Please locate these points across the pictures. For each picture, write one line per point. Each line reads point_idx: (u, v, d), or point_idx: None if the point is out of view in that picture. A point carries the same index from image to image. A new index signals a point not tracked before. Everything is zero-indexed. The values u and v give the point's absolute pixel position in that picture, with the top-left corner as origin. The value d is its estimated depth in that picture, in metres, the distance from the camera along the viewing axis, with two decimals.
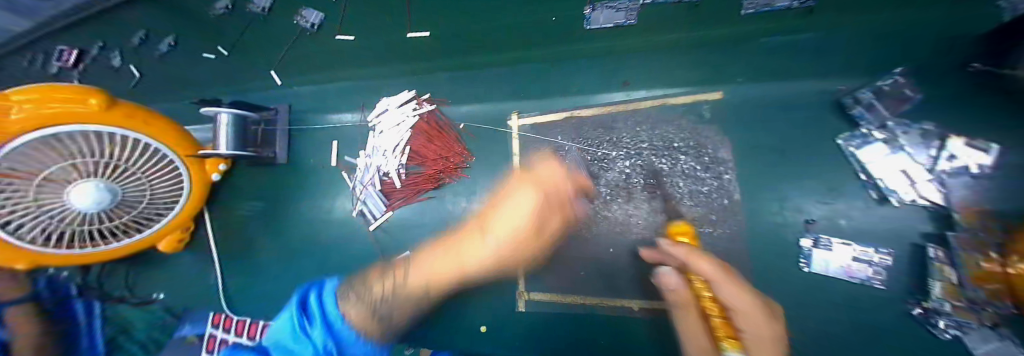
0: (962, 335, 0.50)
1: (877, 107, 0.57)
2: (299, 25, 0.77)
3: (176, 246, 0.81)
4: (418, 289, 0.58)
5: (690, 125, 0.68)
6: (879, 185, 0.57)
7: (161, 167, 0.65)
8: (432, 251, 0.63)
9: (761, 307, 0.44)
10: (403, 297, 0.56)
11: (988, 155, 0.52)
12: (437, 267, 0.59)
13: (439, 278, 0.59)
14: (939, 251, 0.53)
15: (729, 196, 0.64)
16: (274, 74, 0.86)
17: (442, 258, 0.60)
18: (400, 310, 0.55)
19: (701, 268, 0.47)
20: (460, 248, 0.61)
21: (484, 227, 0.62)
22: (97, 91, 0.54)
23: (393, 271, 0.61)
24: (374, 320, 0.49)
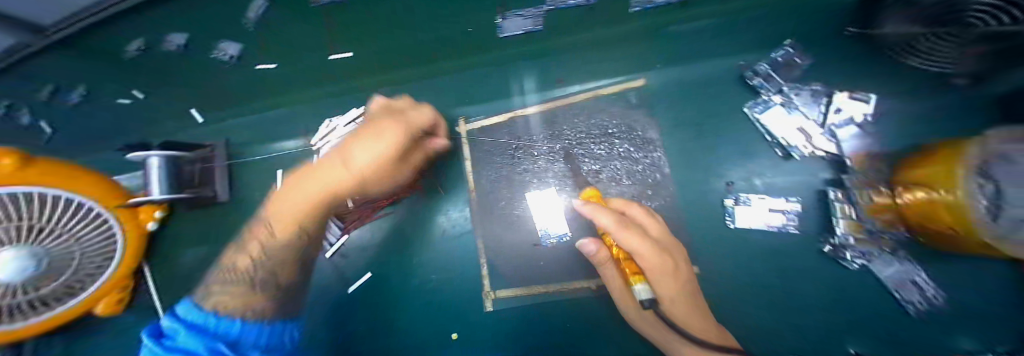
0: (867, 262, 0.58)
1: (773, 78, 0.66)
2: (219, 58, 0.67)
3: (116, 307, 0.75)
4: (281, 240, 0.59)
5: (620, 111, 0.74)
6: (784, 143, 0.65)
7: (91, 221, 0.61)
8: (289, 193, 0.60)
9: (656, 251, 0.54)
10: (275, 251, 0.59)
11: (870, 104, 0.63)
12: (289, 209, 0.58)
13: (300, 218, 0.58)
14: (838, 192, 0.61)
15: (660, 170, 0.70)
16: (195, 111, 0.82)
17: (297, 200, 0.57)
18: (279, 270, 0.60)
19: (602, 221, 0.54)
20: (303, 187, 0.57)
21: (330, 157, 0.59)
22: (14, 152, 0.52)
23: (261, 231, 0.61)
24: (253, 294, 0.55)
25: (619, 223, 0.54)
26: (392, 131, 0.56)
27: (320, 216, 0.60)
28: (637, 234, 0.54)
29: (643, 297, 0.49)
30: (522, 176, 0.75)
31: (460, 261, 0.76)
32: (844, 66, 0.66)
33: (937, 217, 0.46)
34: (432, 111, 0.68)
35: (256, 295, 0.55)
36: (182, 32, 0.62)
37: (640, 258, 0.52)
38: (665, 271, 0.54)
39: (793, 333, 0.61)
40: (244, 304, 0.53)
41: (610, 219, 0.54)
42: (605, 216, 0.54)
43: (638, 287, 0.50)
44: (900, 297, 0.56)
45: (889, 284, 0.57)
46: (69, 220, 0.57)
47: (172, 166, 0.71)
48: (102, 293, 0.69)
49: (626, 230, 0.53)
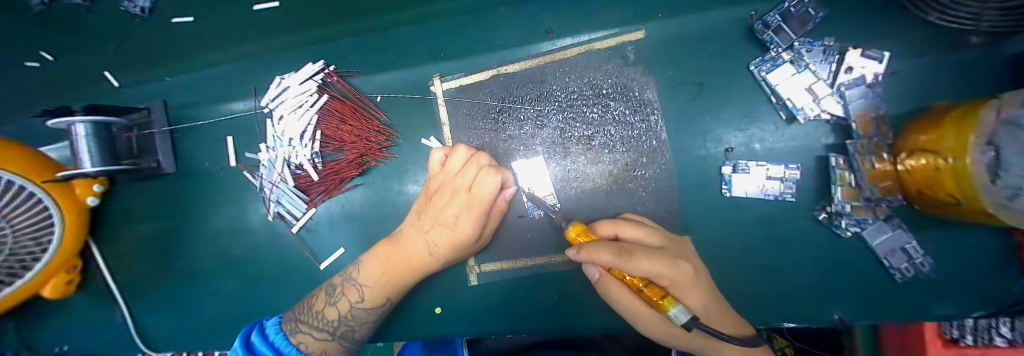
0: (861, 230, 0.57)
1: (784, 31, 0.57)
2: (128, 10, 0.56)
3: (66, 289, 0.69)
4: (375, 306, 0.58)
5: (616, 69, 0.66)
6: (788, 105, 0.59)
7: (18, 201, 0.54)
8: (381, 259, 0.59)
9: (675, 263, 0.47)
10: (358, 313, 0.57)
11: (881, 63, 0.57)
12: (387, 276, 0.58)
13: (394, 290, 0.59)
14: (839, 158, 0.58)
15: (657, 136, 0.65)
16: (108, 74, 0.70)
17: (386, 267, 0.58)
18: (360, 330, 0.58)
19: (603, 259, 0.42)
20: (399, 254, 0.59)
21: (416, 232, 0.60)
22: None
23: (341, 287, 0.58)
24: (334, 342, 0.55)
25: (621, 252, 0.43)
26: (479, 209, 0.56)
27: (407, 287, 0.60)
28: (645, 256, 0.44)
29: (683, 319, 0.40)
30: (508, 143, 0.68)
31: None
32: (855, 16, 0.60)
33: (938, 184, 0.43)
34: (496, 172, 0.54)
35: (333, 347, 0.55)
36: None
37: (656, 278, 0.44)
38: (687, 283, 0.47)
39: (777, 298, 0.62)
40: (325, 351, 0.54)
41: (610, 252, 0.43)
42: (606, 252, 0.42)
43: (673, 311, 0.40)
44: (888, 265, 0.56)
45: (879, 250, 0.56)
46: None
47: (103, 134, 0.61)
48: (47, 275, 0.63)
49: (634, 257, 0.43)
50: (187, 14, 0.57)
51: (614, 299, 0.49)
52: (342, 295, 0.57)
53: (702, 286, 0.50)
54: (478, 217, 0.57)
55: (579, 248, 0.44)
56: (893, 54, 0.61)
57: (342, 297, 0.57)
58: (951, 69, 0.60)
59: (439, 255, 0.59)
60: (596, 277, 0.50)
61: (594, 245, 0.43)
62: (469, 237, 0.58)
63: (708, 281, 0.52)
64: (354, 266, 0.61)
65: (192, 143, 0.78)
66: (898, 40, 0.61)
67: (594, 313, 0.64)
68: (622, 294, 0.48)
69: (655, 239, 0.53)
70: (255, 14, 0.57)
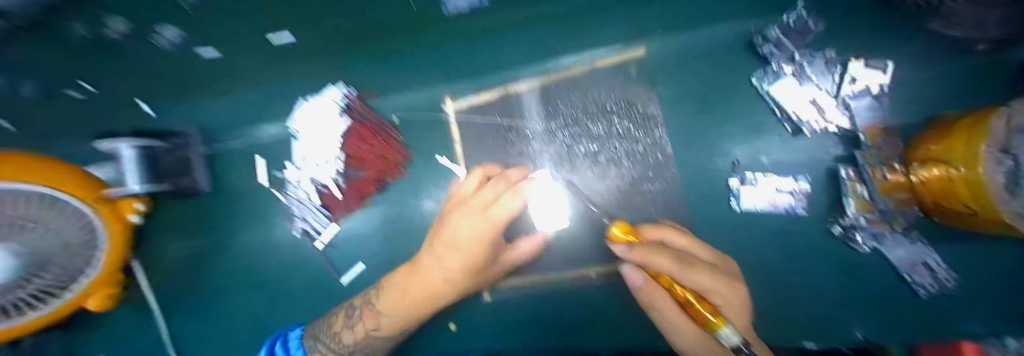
0: (879, 245, 0.56)
1: (785, 44, 0.60)
2: (158, 43, 0.59)
3: (105, 302, 0.71)
4: (391, 330, 0.60)
5: (619, 86, 0.69)
6: (793, 118, 0.61)
7: (71, 216, 0.57)
8: (397, 284, 0.61)
9: (724, 283, 0.46)
10: (377, 338, 0.61)
11: (886, 74, 0.59)
12: (401, 301, 0.59)
13: (410, 315, 0.60)
14: (850, 170, 0.58)
15: (662, 150, 0.67)
16: (144, 105, 0.74)
17: (407, 302, 0.59)
18: (376, 350, 0.61)
19: (658, 263, 0.40)
20: (413, 282, 0.59)
21: (434, 269, 0.58)
22: None
23: (361, 310, 0.62)
24: None
25: (677, 259, 0.42)
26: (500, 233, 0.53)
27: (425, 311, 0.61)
28: (701, 269, 0.44)
29: (734, 341, 0.39)
30: (517, 159, 0.70)
31: None
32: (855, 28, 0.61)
33: (954, 194, 0.44)
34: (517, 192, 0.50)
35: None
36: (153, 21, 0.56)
37: (709, 294, 0.43)
38: (735, 305, 0.45)
39: (797, 316, 0.60)
40: None
41: (665, 257, 0.41)
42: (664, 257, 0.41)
43: (725, 332, 0.39)
44: (911, 280, 0.55)
45: (900, 265, 0.55)
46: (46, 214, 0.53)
47: (146, 156, 0.68)
48: (91, 290, 0.65)
49: (689, 268, 0.42)
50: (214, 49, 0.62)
51: (654, 306, 0.45)
52: (362, 319, 0.60)
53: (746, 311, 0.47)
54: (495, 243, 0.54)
55: (632, 246, 0.41)
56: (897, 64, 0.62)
57: (362, 321, 0.60)
58: (959, 77, 0.60)
59: (452, 282, 0.58)
60: (639, 284, 0.44)
61: (650, 248, 0.41)
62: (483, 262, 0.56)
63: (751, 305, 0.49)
64: (380, 287, 0.64)
65: (225, 164, 0.84)
66: (903, 49, 0.61)
67: (608, 325, 0.66)
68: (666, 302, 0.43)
69: (701, 253, 0.52)
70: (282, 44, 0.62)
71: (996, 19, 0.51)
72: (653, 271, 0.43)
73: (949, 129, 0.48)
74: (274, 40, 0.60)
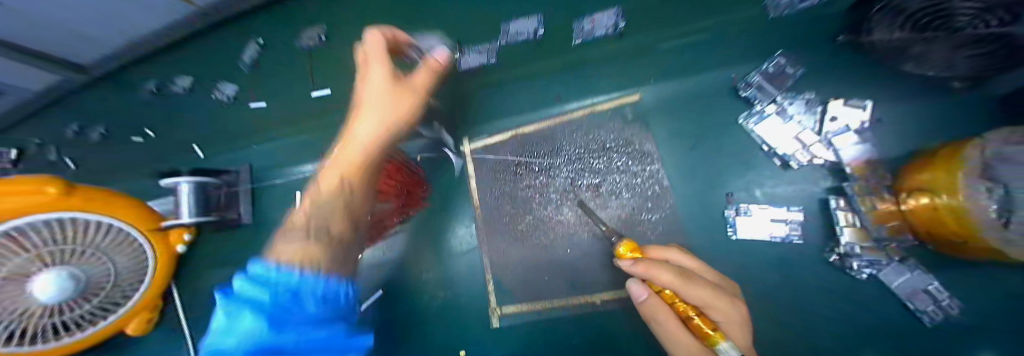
0: (876, 272, 0.57)
1: (766, 87, 0.67)
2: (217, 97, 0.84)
3: (145, 327, 0.82)
4: (334, 197, 0.50)
5: (618, 126, 0.76)
6: (779, 153, 0.66)
7: (128, 246, 0.69)
8: (330, 167, 0.54)
9: (730, 301, 0.44)
10: (330, 226, 0.48)
11: (865, 112, 0.63)
12: (335, 168, 0.52)
13: (350, 173, 0.51)
14: (840, 200, 0.61)
15: (659, 183, 0.72)
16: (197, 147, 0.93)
17: (339, 164, 0.52)
18: (332, 225, 0.48)
19: (662, 276, 0.41)
20: (337, 157, 0.54)
21: (363, 109, 0.53)
22: (55, 179, 0.60)
23: (301, 207, 0.52)
24: (315, 247, 0.41)
25: (680, 274, 0.42)
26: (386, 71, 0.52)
27: (365, 174, 0.54)
28: (704, 284, 0.43)
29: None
30: (526, 192, 0.78)
31: (468, 279, 0.78)
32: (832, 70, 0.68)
33: (942, 223, 0.47)
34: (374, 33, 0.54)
35: (318, 249, 0.41)
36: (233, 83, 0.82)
37: (710, 311, 0.42)
38: (736, 325, 0.44)
39: (799, 344, 0.61)
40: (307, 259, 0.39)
41: (672, 271, 0.41)
42: (667, 270, 0.41)
43: (723, 346, 0.40)
44: (914, 308, 0.55)
45: (900, 292, 0.56)
46: (109, 244, 0.66)
47: (200, 191, 0.79)
48: (133, 313, 0.77)
49: (692, 281, 0.42)
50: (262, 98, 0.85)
51: (655, 320, 0.46)
52: (301, 213, 0.50)
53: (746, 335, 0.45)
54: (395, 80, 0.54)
55: (636, 261, 0.44)
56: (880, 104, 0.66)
57: (300, 215, 0.50)
58: (940, 116, 0.64)
59: (378, 137, 0.53)
60: (643, 297, 0.44)
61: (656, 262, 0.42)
62: (396, 113, 0.53)
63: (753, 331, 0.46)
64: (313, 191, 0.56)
65: (266, 197, 0.94)
66: (882, 91, 0.66)
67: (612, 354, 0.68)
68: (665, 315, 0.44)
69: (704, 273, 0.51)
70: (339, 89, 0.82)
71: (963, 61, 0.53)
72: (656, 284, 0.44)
73: (926, 161, 0.53)
74: (314, 93, 0.82)
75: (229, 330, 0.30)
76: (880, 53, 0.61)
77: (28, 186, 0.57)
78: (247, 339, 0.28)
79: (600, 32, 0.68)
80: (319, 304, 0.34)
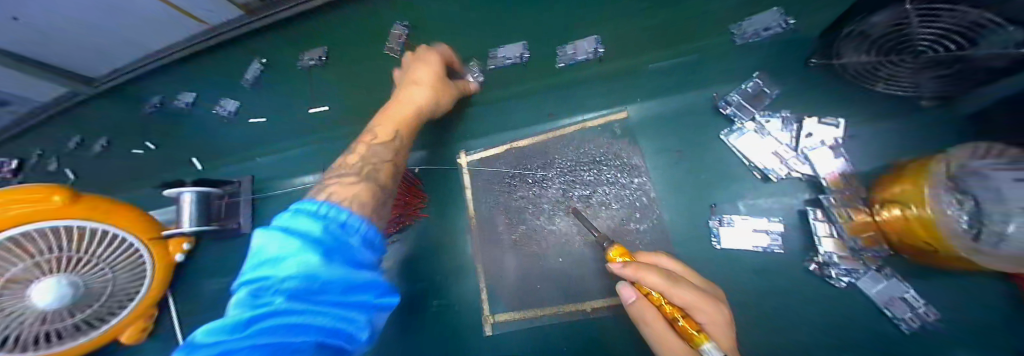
0: (854, 280, 0.59)
1: (745, 106, 0.72)
2: (218, 113, 0.98)
3: (138, 335, 0.82)
4: (382, 145, 0.66)
5: (606, 141, 0.80)
6: (759, 167, 0.69)
7: (128, 254, 0.71)
8: (381, 119, 0.71)
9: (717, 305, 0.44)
10: (379, 174, 0.61)
11: (839, 128, 0.66)
12: (387, 122, 0.69)
13: (398, 127, 0.69)
14: (818, 211, 0.64)
15: (647, 194, 0.75)
16: (196, 160, 1.02)
17: (393, 120, 0.69)
18: (373, 172, 0.61)
19: (650, 279, 0.42)
20: (391, 112, 0.71)
21: (415, 87, 0.70)
22: (62, 188, 0.63)
23: (360, 143, 0.68)
24: (358, 184, 0.56)
25: (668, 276, 0.44)
26: (435, 68, 0.72)
27: (407, 134, 0.71)
28: (690, 286, 0.44)
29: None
30: (519, 202, 0.80)
31: (461, 287, 0.79)
32: (810, 92, 0.71)
33: (911, 233, 0.49)
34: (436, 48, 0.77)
35: (364, 192, 0.54)
36: (234, 101, 0.98)
37: (697, 312, 0.43)
38: (725, 327, 0.44)
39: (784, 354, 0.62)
40: (349, 194, 0.52)
41: (660, 273, 0.43)
42: (653, 272, 0.42)
43: (707, 347, 0.41)
44: (892, 315, 0.57)
45: (878, 299, 0.58)
46: (109, 252, 0.67)
47: (202, 201, 0.82)
48: (127, 323, 0.77)
49: (678, 284, 0.43)
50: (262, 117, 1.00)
51: (643, 323, 0.48)
52: (357, 153, 0.66)
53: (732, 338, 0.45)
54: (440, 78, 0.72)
55: (625, 263, 0.45)
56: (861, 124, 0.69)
57: (357, 153, 0.65)
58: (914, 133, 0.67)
59: (421, 107, 0.71)
60: (631, 299, 0.49)
61: (643, 265, 0.44)
62: (438, 93, 0.72)
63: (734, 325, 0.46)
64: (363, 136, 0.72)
65: (267, 208, 0.98)
66: (865, 106, 0.67)
67: None
68: (653, 319, 0.46)
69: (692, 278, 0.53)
70: (359, 106, 0.96)
71: (931, 79, 0.56)
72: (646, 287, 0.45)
73: (899, 173, 0.55)
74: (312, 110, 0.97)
75: (280, 260, 0.37)
76: (853, 73, 0.62)
77: (36, 193, 0.59)
78: (309, 265, 0.36)
79: (581, 56, 0.76)
80: (365, 247, 0.44)
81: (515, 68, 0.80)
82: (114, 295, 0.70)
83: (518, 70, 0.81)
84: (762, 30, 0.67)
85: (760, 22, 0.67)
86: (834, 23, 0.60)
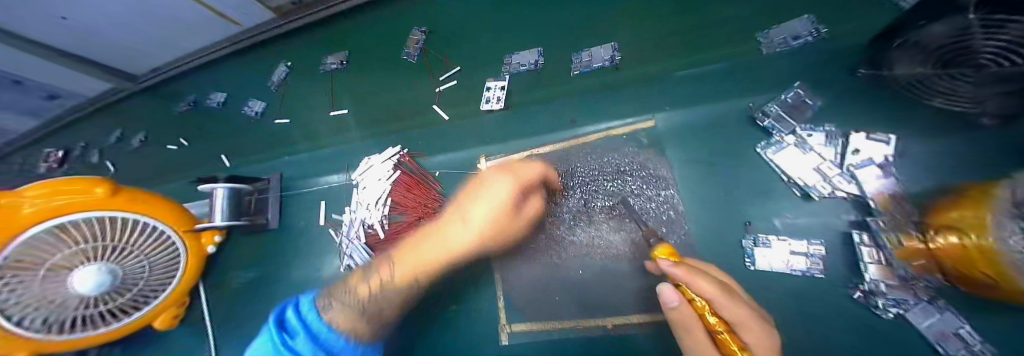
0: (903, 312, 0.54)
1: (784, 119, 0.67)
2: (247, 112, 1.06)
3: (170, 322, 0.86)
4: (399, 287, 0.60)
5: (632, 151, 0.78)
6: (800, 184, 0.65)
7: (162, 243, 0.74)
8: (414, 247, 0.64)
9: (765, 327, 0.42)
10: (381, 311, 0.59)
11: (890, 145, 0.61)
12: (416, 262, 0.61)
13: (427, 270, 0.62)
14: (864, 235, 0.60)
15: (674, 208, 0.72)
16: (224, 156, 1.11)
17: (418, 261, 0.61)
18: (384, 310, 0.60)
19: (704, 287, 0.42)
20: (433, 241, 0.62)
21: (460, 226, 0.62)
22: (104, 180, 0.67)
23: (377, 267, 0.63)
24: (361, 321, 0.55)
25: (723, 288, 0.43)
26: (507, 206, 0.61)
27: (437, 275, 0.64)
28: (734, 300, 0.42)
29: None
30: (539, 211, 0.79)
31: (480, 295, 0.78)
32: (855, 106, 0.67)
33: (968, 265, 0.43)
34: (511, 183, 0.61)
35: (363, 319, 0.56)
36: (262, 101, 1.05)
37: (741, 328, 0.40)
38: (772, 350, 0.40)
39: None
40: (353, 326, 0.54)
41: (713, 283, 0.43)
42: (706, 281, 0.43)
43: None
44: (944, 352, 0.51)
45: (929, 333, 0.52)
46: (144, 241, 0.70)
47: (234, 196, 0.85)
48: (159, 310, 0.80)
49: (726, 299, 0.41)
50: (286, 118, 1.02)
51: (684, 331, 0.46)
52: (365, 281, 0.60)
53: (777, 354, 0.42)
54: (508, 215, 0.63)
55: (676, 263, 0.46)
56: (930, 141, 0.61)
57: (364, 284, 0.60)
58: None
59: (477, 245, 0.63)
60: (673, 303, 0.44)
61: (698, 273, 0.44)
62: (496, 234, 0.64)
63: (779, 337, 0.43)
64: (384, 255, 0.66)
65: (292, 206, 0.99)
66: (926, 120, 0.61)
67: None
68: (694, 328, 0.44)
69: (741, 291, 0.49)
70: (380, 106, 0.96)
71: (994, 106, 0.49)
72: (694, 296, 0.44)
73: (966, 196, 0.49)
74: (333, 112, 0.99)
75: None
76: (900, 86, 0.58)
77: (81, 185, 0.64)
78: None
79: (597, 63, 0.79)
80: None
81: (536, 74, 0.85)
82: (148, 283, 0.74)
83: (535, 75, 0.85)
84: (791, 38, 0.68)
85: (788, 31, 0.69)
86: (889, 29, 0.56)
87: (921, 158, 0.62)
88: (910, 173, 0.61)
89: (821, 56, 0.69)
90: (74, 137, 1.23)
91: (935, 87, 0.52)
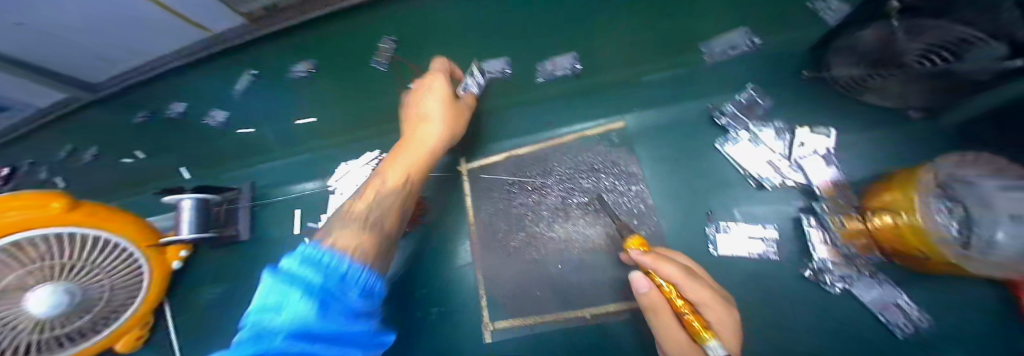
0: (848, 286, 0.60)
1: (738, 117, 0.75)
2: (207, 123, 1.03)
3: (134, 344, 0.82)
4: (395, 190, 0.57)
5: (605, 149, 0.82)
6: (755, 175, 0.71)
7: (122, 259, 0.70)
8: (390, 163, 0.62)
9: (722, 302, 0.46)
10: (386, 220, 0.53)
11: (830, 138, 0.68)
12: (403, 166, 0.61)
13: (413, 171, 0.61)
14: (812, 219, 0.65)
15: (645, 201, 0.76)
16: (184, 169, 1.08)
17: (403, 163, 0.61)
18: (389, 215, 0.54)
19: (669, 271, 0.45)
20: (410, 146, 0.64)
21: (422, 125, 0.66)
22: (59, 194, 0.61)
23: (359, 193, 0.56)
24: (369, 231, 0.47)
25: (685, 271, 0.46)
26: (447, 94, 0.69)
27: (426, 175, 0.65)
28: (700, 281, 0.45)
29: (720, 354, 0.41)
30: (519, 209, 0.82)
31: (463, 295, 0.79)
32: (798, 103, 0.74)
33: (903, 240, 0.49)
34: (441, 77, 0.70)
35: (369, 234, 0.46)
36: (225, 111, 1.02)
37: (704, 308, 0.44)
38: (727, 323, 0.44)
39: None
40: (357, 242, 0.43)
41: (676, 266, 0.46)
42: (670, 264, 0.46)
43: (711, 344, 0.41)
44: (885, 320, 0.57)
45: (873, 305, 0.58)
46: (104, 258, 0.67)
47: (201, 207, 0.82)
48: (123, 330, 0.77)
49: (692, 281, 0.45)
50: (249, 127, 1.02)
51: (653, 313, 0.47)
52: (352, 203, 0.53)
53: (732, 328, 0.45)
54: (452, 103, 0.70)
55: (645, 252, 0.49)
56: (863, 133, 0.68)
57: (351, 205, 0.53)
58: None
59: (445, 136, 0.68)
60: (643, 289, 0.46)
61: (663, 259, 0.47)
62: (454, 123, 0.71)
63: (740, 315, 0.47)
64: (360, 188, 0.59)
65: (265, 215, 0.98)
66: (858, 114, 0.68)
67: None
68: (662, 311, 0.46)
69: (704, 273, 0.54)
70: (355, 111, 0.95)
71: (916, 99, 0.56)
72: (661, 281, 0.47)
73: (890, 183, 0.55)
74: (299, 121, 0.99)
75: (276, 305, 0.28)
76: (835, 82, 0.65)
77: (32, 200, 0.57)
78: (298, 319, 0.28)
79: (560, 71, 0.84)
80: (364, 299, 0.36)
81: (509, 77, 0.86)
82: (111, 301, 0.70)
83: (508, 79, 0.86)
84: (728, 49, 0.76)
85: (726, 42, 0.76)
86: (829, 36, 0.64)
87: (857, 147, 0.68)
88: (849, 161, 0.68)
89: (770, 59, 0.75)
90: (13, 151, 1.13)
91: (867, 85, 0.58)
